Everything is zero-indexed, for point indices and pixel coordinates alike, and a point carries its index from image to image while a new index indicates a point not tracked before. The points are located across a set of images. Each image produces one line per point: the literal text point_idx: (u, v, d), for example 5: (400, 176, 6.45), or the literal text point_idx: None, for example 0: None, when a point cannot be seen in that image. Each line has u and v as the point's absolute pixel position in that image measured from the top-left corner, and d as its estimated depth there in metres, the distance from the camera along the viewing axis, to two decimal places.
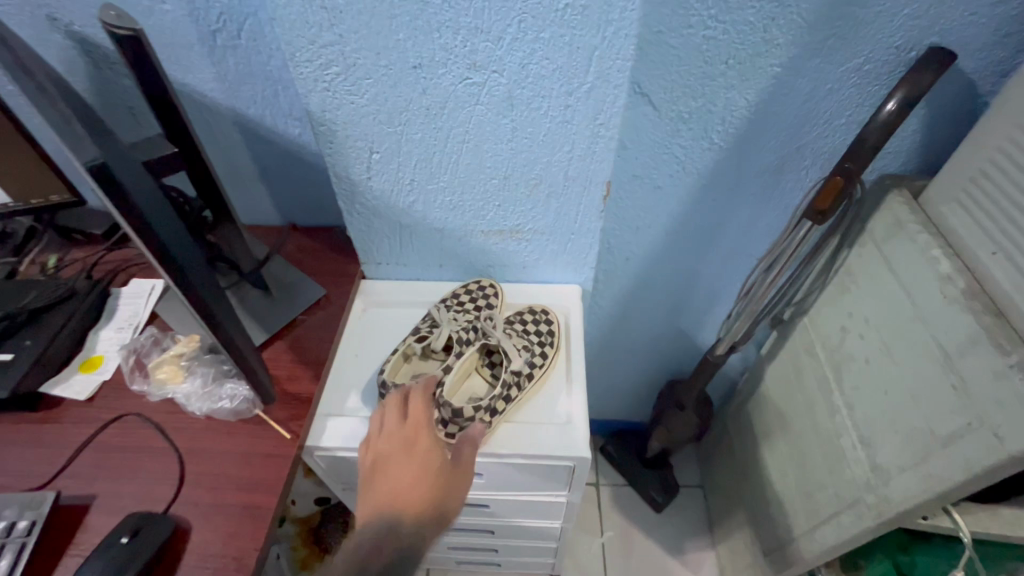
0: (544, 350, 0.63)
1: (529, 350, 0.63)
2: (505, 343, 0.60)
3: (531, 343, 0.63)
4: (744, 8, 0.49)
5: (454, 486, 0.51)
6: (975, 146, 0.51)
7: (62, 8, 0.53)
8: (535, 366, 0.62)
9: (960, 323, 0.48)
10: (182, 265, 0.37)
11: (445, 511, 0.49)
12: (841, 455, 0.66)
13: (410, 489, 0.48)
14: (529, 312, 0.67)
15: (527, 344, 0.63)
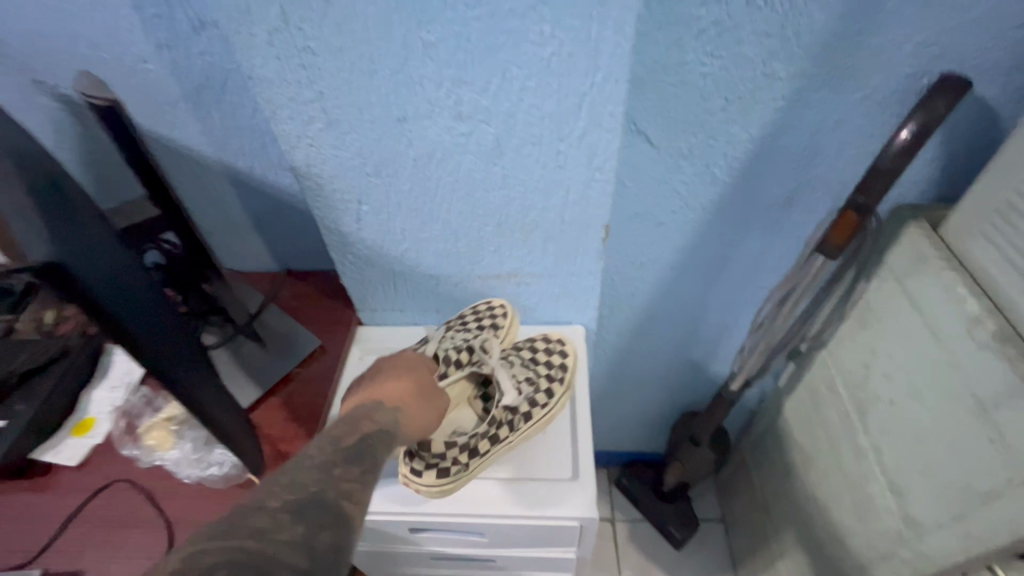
0: (549, 388, 0.60)
1: (530, 387, 0.59)
2: (499, 376, 0.57)
3: (534, 381, 0.60)
4: (742, 43, 0.47)
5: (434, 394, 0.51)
6: (997, 173, 0.47)
7: (47, 72, 0.52)
8: (535, 404, 0.59)
9: (994, 370, 0.44)
10: (152, 350, 0.35)
11: (423, 405, 0.48)
12: (869, 502, 0.62)
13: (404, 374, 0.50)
14: (542, 342, 0.64)
15: (529, 381, 0.60)
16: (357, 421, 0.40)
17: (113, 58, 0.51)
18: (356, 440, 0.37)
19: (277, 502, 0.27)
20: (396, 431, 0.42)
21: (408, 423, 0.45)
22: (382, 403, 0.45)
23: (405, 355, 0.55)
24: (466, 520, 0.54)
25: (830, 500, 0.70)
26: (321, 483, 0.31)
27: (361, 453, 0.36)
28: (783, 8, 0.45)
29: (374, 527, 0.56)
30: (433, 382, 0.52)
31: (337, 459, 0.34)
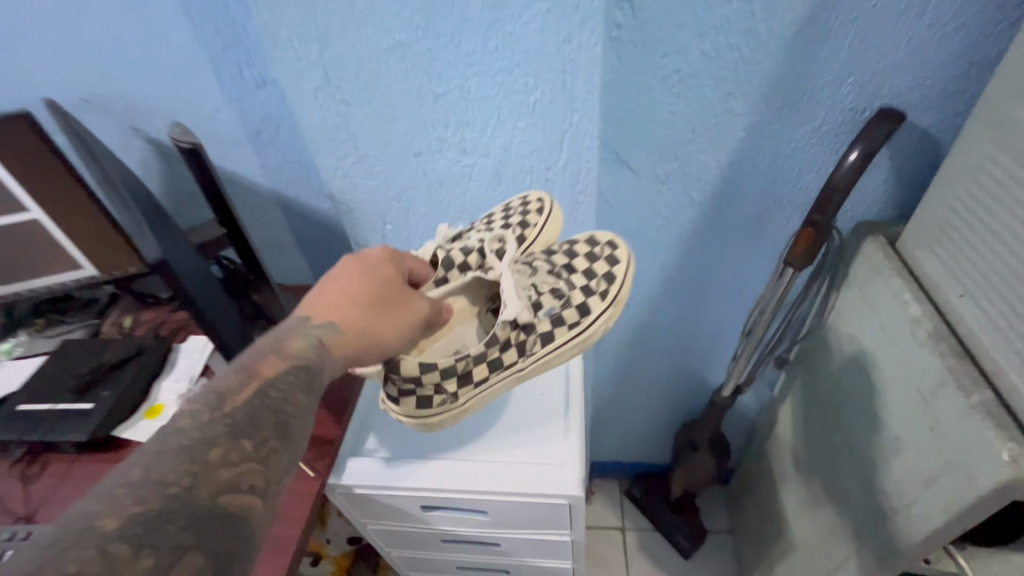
0: (580, 297, 0.54)
1: (557, 300, 0.54)
2: (506, 285, 0.52)
3: (564, 292, 0.55)
4: (702, 86, 0.55)
5: (394, 301, 0.47)
6: (937, 193, 0.54)
7: (141, 121, 0.65)
8: (560, 316, 0.54)
9: (930, 365, 0.50)
10: (213, 321, 0.52)
11: (381, 316, 0.46)
12: (846, 497, 0.66)
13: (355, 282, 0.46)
14: (582, 245, 0.58)
15: (556, 293, 0.55)
16: (265, 350, 0.40)
17: (191, 109, 0.63)
18: (274, 372, 0.38)
19: (178, 462, 0.31)
20: (320, 360, 0.41)
21: (333, 342, 0.43)
22: (303, 321, 0.43)
23: (373, 248, 0.50)
24: (469, 496, 0.62)
25: (816, 501, 0.74)
26: (228, 432, 0.33)
27: (278, 389, 0.38)
28: (733, 57, 0.53)
29: (389, 500, 0.64)
30: (395, 283, 0.48)
31: (246, 401, 0.36)
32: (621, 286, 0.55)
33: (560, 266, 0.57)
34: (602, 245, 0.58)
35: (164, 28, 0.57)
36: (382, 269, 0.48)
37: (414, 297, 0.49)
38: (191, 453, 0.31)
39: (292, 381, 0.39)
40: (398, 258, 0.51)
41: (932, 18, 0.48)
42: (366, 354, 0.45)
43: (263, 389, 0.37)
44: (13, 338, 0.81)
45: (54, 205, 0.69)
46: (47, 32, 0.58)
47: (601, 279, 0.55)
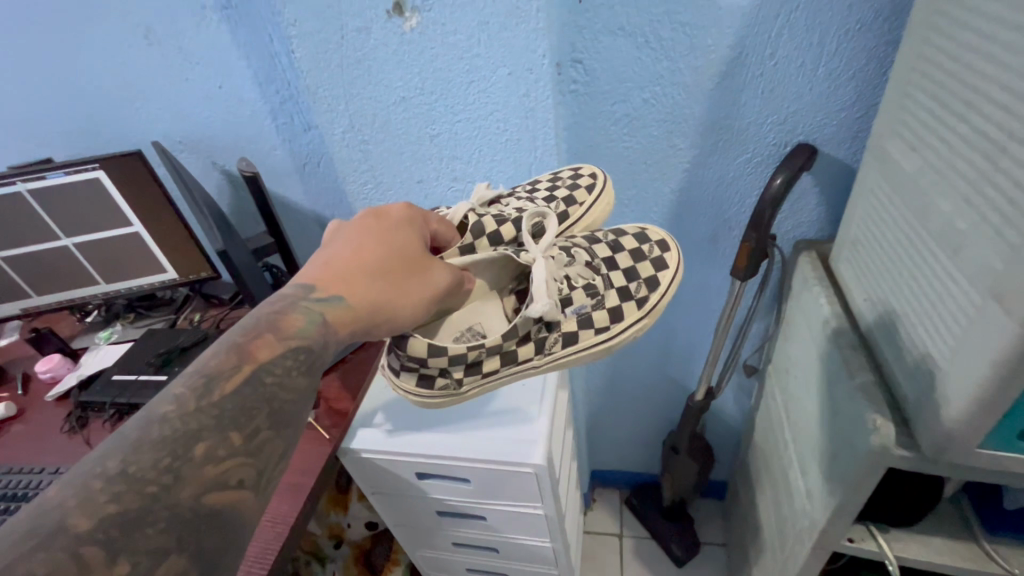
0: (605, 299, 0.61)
1: (590, 298, 0.60)
2: (538, 279, 0.55)
3: (598, 292, 0.61)
4: (647, 127, 0.68)
5: (399, 286, 0.48)
6: (851, 215, 0.63)
7: (218, 157, 0.85)
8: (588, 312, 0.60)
9: (832, 355, 0.60)
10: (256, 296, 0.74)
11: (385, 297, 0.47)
12: (790, 485, 0.74)
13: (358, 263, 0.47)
14: (618, 244, 0.64)
15: (589, 291, 0.60)
16: (264, 328, 0.39)
17: (255, 147, 0.82)
18: (269, 354, 0.37)
19: (160, 455, 0.29)
20: (323, 340, 0.40)
21: (338, 319, 0.42)
22: (306, 295, 0.42)
23: (394, 220, 0.52)
24: (453, 463, 0.74)
25: (777, 497, 0.81)
26: (215, 425, 0.32)
27: (276, 372, 0.36)
28: (669, 104, 0.65)
29: (389, 465, 0.77)
30: (412, 257, 0.50)
31: (235, 389, 0.34)
32: (658, 301, 0.62)
33: (599, 260, 0.62)
34: (653, 244, 0.64)
35: (240, 89, 0.76)
36: (400, 244, 0.50)
37: (430, 271, 0.52)
38: (173, 446, 0.30)
39: (291, 364, 0.38)
40: (403, 245, 0.50)
41: (826, 71, 0.59)
42: (378, 328, 0.46)
43: (255, 374, 0.35)
44: (110, 327, 1.02)
45: (151, 221, 0.89)
46: (158, 92, 0.78)
47: (641, 284, 0.62)
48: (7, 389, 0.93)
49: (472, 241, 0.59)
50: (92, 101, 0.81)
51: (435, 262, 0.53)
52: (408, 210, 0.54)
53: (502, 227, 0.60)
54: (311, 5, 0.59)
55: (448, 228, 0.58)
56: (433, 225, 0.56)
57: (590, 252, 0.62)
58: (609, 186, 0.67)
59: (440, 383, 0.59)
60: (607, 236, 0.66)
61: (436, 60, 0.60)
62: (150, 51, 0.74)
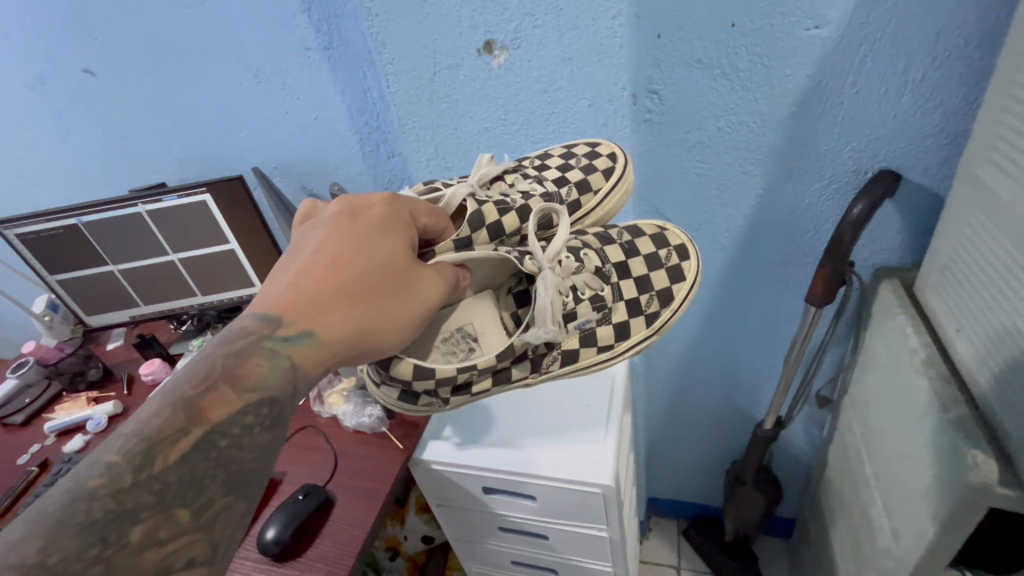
0: (604, 310, 0.61)
1: (597, 312, 0.61)
2: (542, 301, 0.55)
3: (604, 304, 0.61)
4: (720, 154, 0.69)
5: (370, 308, 0.46)
6: (940, 242, 0.62)
7: (310, 182, 0.92)
8: (588, 326, 0.61)
9: (923, 387, 0.58)
10: None
11: (354, 326, 0.45)
12: (873, 527, 0.70)
13: (321, 289, 0.45)
14: (626, 247, 0.65)
15: (596, 304, 0.61)
16: (217, 378, 0.39)
17: (343, 172, 0.89)
18: (222, 413, 0.38)
19: (89, 542, 0.31)
20: (288, 387, 0.41)
21: (307, 359, 0.42)
22: (271, 334, 0.42)
23: (371, 229, 0.49)
24: (520, 479, 0.75)
25: (855, 537, 0.77)
26: (157, 501, 0.34)
27: (229, 435, 0.38)
28: (743, 131, 0.67)
29: (458, 478, 0.79)
30: (391, 272, 0.48)
31: (181, 458, 0.35)
32: (664, 321, 0.63)
33: (608, 268, 0.62)
34: (672, 250, 0.65)
35: (334, 122, 0.83)
36: (376, 259, 0.48)
37: (416, 283, 0.50)
38: (104, 531, 0.32)
39: (250, 422, 0.39)
40: (373, 260, 0.48)
41: (911, 99, 0.59)
42: (359, 356, 0.47)
43: (207, 438, 0.36)
44: (202, 336, 1.11)
45: (245, 240, 0.97)
46: (262, 125, 0.87)
47: (653, 299, 0.63)
48: (115, 389, 1.03)
49: (469, 234, 0.58)
50: (202, 131, 0.91)
51: (422, 272, 0.51)
52: (387, 214, 0.51)
53: (503, 217, 0.59)
54: (408, 45, 0.65)
55: (438, 219, 0.56)
56: (420, 221, 0.54)
57: (601, 258, 0.62)
58: (629, 173, 0.64)
59: (425, 399, 0.60)
60: (620, 236, 0.66)
61: (519, 93, 0.65)
62: (257, 87, 0.82)
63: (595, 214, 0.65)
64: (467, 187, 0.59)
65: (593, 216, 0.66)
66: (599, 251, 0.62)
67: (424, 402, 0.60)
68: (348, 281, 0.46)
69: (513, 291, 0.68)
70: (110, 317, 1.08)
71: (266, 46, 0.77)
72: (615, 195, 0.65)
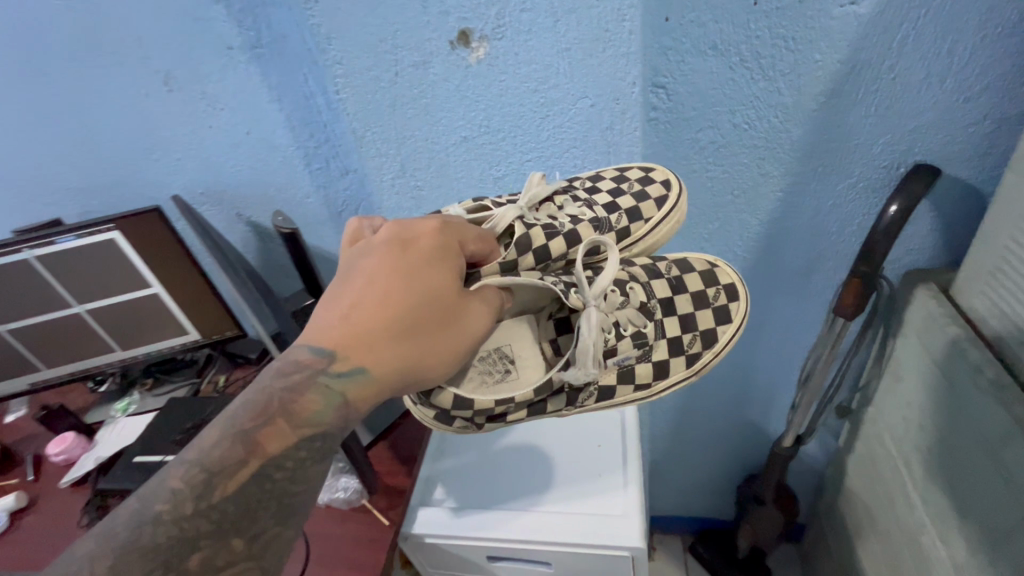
0: (645, 347, 0.54)
1: (637, 349, 0.54)
2: (585, 336, 0.48)
3: (647, 341, 0.54)
4: (737, 155, 0.60)
5: (429, 339, 0.41)
6: (985, 242, 0.55)
7: (247, 209, 0.76)
8: (627, 363, 0.53)
9: (997, 413, 0.51)
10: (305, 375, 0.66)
11: (410, 358, 0.40)
12: (924, 555, 0.64)
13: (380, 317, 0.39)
14: (674, 278, 0.57)
15: (637, 340, 0.54)
16: (274, 412, 0.36)
17: (286, 196, 0.73)
18: (279, 446, 0.35)
19: (152, 566, 0.30)
20: (342, 422, 0.38)
21: (361, 394, 0.38)
22: (325, 367, 0.38)
23: (423, 256, 0.43)
24: (532, 546, 0.64)
25: (896, 561, 0.71)
26: (212, 530, 0.33)
27: (285, 468, 0.35)
28: (765, 128, 0.58)
29: (458, 550, 0.67)
30: (444, 303, 0.43)
31: (239, 487, 0.34)
32: (706, 363, 0.56)
33: (654, 303, 0.55)
34: (721, 289, 0.57)
35: (271, 137, 0.68)
36: (430, 288, 0.42)
37: (467, 314, 0.44)
38: (168, 555, 0.31)
39: (304, 456, 0.36)
40: (431, 285, 0.42)
41: (954, 83, 0.52)
42: (407, 390, 0.42)
43: (262, 471, 0.34)
44: (127, 397, 0.92)
45: (173, 281, 0.81)
46: (178, 143, 0.70)
47: (698, 338, 0.56)
48: (17, 475, 0.84)
49: (515, 257, 0.50)
50: (101, 156, 0.72)
51: (473, 302, 0.45)
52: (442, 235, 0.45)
53: (551, 242, 0.52)
54: (361, 38, 0.52)
55: (485, 244, 0.50)
56: (468, 249, 0.48)
57: (646, 292, 0.55)
58: (682, 204, 0.56)
59: (461, 421, 0.51)
60: (668, 270, 0.58)
61: (506, 94, 0.53)
62: (170, 97, 0.66)
63: (645, 241, 0.58)
64: (516, 209, 0.52)
65: (639, 245, 0.58)
66: (646, 284, 0.56)
67: (460, 424, 0.52)
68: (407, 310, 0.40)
69: (556, 316, 0.58)
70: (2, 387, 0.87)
71: (176, 46, 0.61)
72: (667, 225, 0.57)
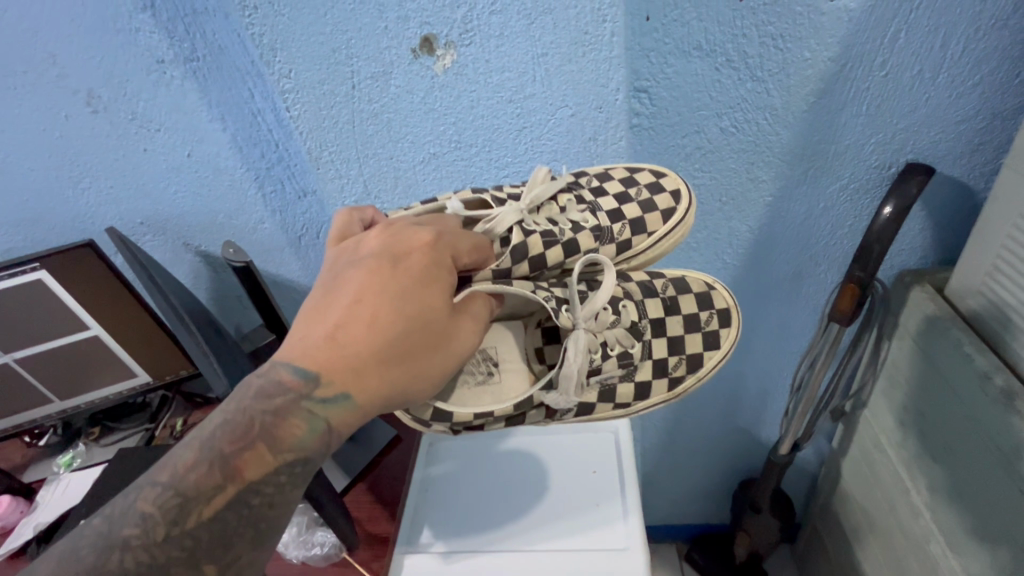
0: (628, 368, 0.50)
1: (622, 369, 0.50)
2: (569, 357, 0.44)
3: (633, 363, 0.50)
4: (725, 160, 0.57)
5: (422, 359, 0.37)
6: (981, 242, 0.53)
7: (195, 239, 0.68)
8: (607, 384, 0.49)
9: (1013, 426, 0.48)
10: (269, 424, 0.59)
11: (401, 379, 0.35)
12: (933, 564, 0.62)
13: (369, 335, 0.34)
14: (665, 296, 0.54)
15: (623, 361, 0.49)
16: (256, 436, 0.31)
17: (237, 224, 0.66)
18: (258, 471, 0.30)
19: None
20: (326, 448, 0.33)
21: (347, 423, 0.33)
22: (309, 393, 0.32)
23: (414, 271, 0.38)
24: None
25: (900, 568, 0.69)
26: (185, 557, 0.28)
27: (265, 493, 0.30)
28: (753, 131, 0.54)
29: None
30: (433, 325, 0.37)
31: (215, 514, 0.29)
32: (687, 389, 0.52)
33: (642, 323, 0.51)
34: (714, 315, 0.53)
35: (217, 160, 0.61)
36: (424, 305, 0.37)
37: (457, 334, 0.40)
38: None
39: (284, 481, 0.31)
40: (424, 298, 0.37)
41: (946, 79, 0.49)
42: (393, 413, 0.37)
43: (240, 497, 0.30)
44: (71, 449, 0.82)
45: (116, 321, 0.71)
46: (109, 170, 0.61)
47: (682, 363, 0.52)
48: None
49: (509, 264, 0.47)
50: (17, 186, 0.63)
51: (467, 317, 0.41)
52: (435, 244, 0.41)
53: (548, 252, 0.49)
54: (309, 49, 0.46)
55: (479, 254, 0.45)
56: (463, 262, 0.43)
57: (639, 311, 0.51)
58: (690, 219, 0.53)
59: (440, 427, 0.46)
60: (664, 289, 0.54)
61: (478, 105, 0.48)
62: (94, 119, 0.57)
63: (644, 256, 0.54)
64: (516, 211, 0.47)
65: (639, 259, 0.54)
66: (639, 303, 0.51)
67: (437, 429, 0.46)
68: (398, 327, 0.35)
69: (545, 325, 0.52)
70: None
71: (96, 62, 0.53)
72: (670, 240, 0.53)
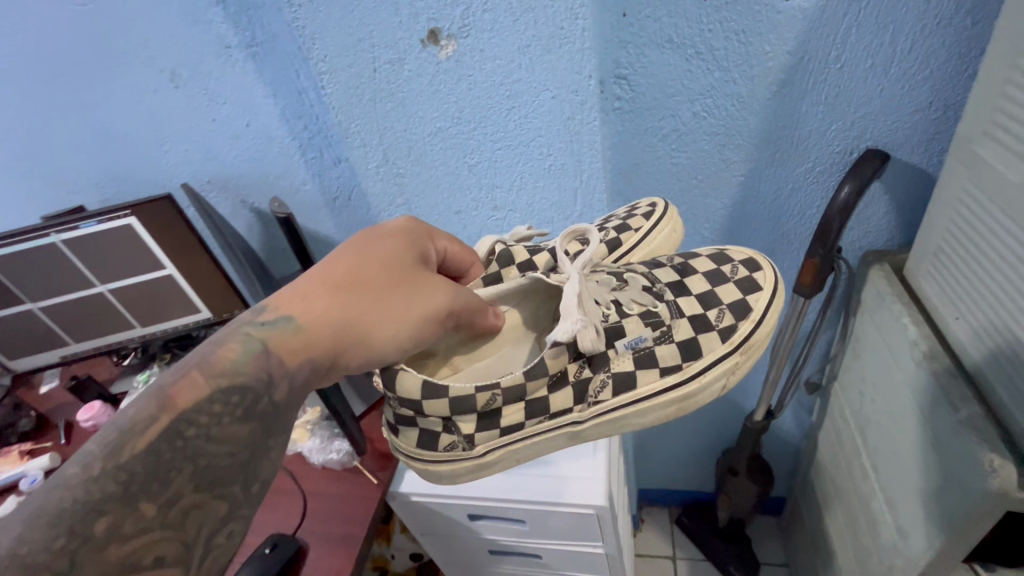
0: (656, 326, 0.57)
1: (652, 330, 0.56)
2: (568, 294, 0.52)
3: (664, 322, 0.57)
4: (698, 142, 0.63)
5: (369, 294, 0.40)
6: (933, 225, 0.58)
7: (250, 196, 0.81)
8: (638, 346, 0.56)
9: (926, 384, 0.55)
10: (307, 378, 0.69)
11: (344, 308, 0.39)
12: (874, 518, 0.68)
13: (320, 274, 0.40)
14: (677, 266, 0.61)
15: (650, 321, 0.57)
16: (190, 365, 0.33)
17: (284, 184, 0.79)
18: (191, 399, 0.31)
19: (55, 534, 0.25)
20: (264, 375, 0.34)
21: (283, 345, 0.36)
22: (251, 318, 0.36)
23: (380, 235, 0.45)
24: (506, 506, 0.70)
25: (855, 528, 0.75)
26: (120, 494, 0.28)
27: (199, 424, 0.31)
28: (723, 116, 0.61)
29: (441, 508, 0.73)
30: (385, 268, 0.43)
31: (149, 446, 0.29)
32: (741, 335, 0.56)
33: (656, 286, 0.59)
34: (739, 264, 0.60)
35: (270, 132, 0.73)
36: (381, 254, 0.43)
37: (427, 285, 0.45)
38: (73, 521, 0.26)
39: (219, 412, 0.32)
40: (375, 248, 0.44)
41: (899, 72, 0.54)
42: (348, 352, 0.39)
43: (173, 426, 0.30)
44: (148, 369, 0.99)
45: (184, 263, 0.86)
46: (186, 136, 0.75)
47: (722, 312, 0.57)
48: (51, 439, 0.90)
49: (498, 270, 0.60)
50: (113, 145, 0.77)
51: (433, 277, 0.46)
52: (410, 224, 0.50)
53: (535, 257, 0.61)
54: (340, 39, 0.56)
55: (461, 253, 0.57)
56: (439, 244, 0.54)
57: (648, 278, 0.59)
58: (671, 212, 0.65)
59: (447, 440, 0.56)
60: (671, 260, 0.63)
61: (475, 87, 0.57)
62: (176, 94, 0.71)
63: (640, 250, 0.64)
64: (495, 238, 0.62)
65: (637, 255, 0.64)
66: (646, 272, 0.60)
67: (446, 444, 0.57)
68: (348, 266, 0.41)
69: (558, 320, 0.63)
70: (38, 358, 0.94)
71: (180, 47, 0.66)
72: (656, 234, 0.64)
